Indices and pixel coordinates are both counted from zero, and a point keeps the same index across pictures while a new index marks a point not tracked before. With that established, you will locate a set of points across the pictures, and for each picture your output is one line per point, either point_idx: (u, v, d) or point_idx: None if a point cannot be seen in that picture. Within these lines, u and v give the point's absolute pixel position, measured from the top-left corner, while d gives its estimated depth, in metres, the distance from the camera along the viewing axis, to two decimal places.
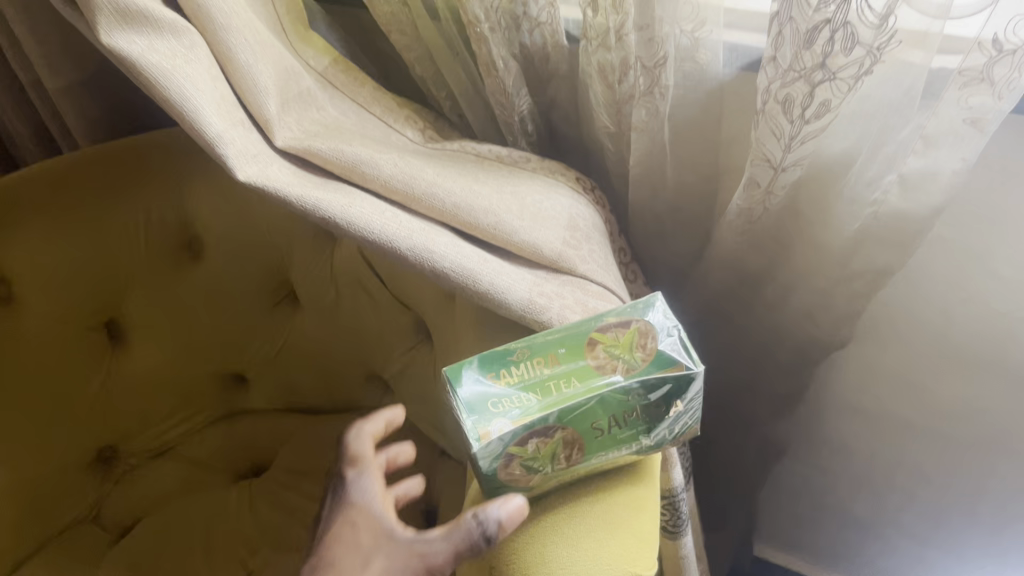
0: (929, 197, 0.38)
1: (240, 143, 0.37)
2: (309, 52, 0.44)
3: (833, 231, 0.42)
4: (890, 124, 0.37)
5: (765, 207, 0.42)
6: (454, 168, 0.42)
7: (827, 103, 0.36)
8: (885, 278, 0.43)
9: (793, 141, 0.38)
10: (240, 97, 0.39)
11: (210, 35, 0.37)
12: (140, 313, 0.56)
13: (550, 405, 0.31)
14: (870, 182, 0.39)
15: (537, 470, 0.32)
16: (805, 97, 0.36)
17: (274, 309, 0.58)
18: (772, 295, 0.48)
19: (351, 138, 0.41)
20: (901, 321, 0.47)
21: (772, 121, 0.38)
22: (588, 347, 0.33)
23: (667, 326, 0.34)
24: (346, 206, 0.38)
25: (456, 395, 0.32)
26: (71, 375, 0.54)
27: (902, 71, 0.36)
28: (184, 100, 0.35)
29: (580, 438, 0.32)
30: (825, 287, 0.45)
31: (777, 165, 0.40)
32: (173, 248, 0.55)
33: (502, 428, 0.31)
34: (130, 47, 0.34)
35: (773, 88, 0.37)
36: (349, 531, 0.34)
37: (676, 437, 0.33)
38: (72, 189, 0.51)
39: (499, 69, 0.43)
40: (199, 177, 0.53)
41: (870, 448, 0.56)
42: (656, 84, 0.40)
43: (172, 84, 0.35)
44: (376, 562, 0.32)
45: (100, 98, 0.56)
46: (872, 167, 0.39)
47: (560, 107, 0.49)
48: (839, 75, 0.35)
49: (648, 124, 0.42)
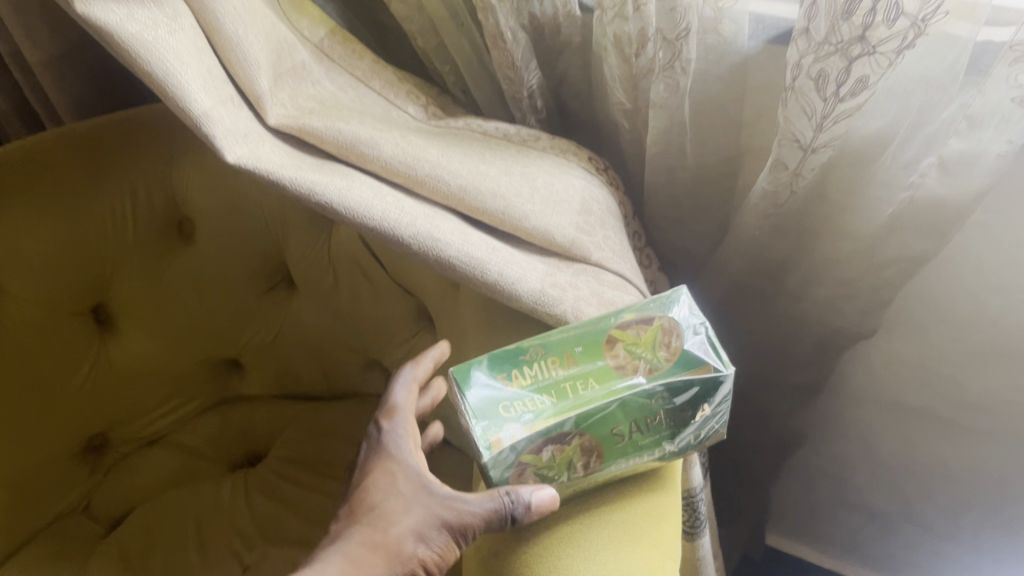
0: (970, 182, 0.36)
1: (229, 122, 0.35)
2: (303, 23, 0.41)
3: (864, 217, 0.40)
4: (929, 103, 0.35)
5: (792, 189, 0.40)
6: (459, 148, 0.40)
7: (865, 79, 0.34)
8: (918, 267, 0.40)
9: (825, 120, 0.35)
10: (229, 72, 0.36)
11: (195, 3, 0.34)
12: (129, 297, 0.53)
13: (565, 409, 0.30)
14: (905, 165, 0.37)
15: (553, 479, 0.31)
16: (841, 72, 0.34)
17: (267, 295, 0.56)
18: (794, 281, 0.46)
19: (350, 115, 0.38)
20: (930, 309, 0.45)
21: (802, 98, 0.35)
22: (606, 345, 0.32)
23: (694, 323, 0.33)
24: (343, 189, 0.35)
25: (465, 399, 0.31)
26: (59, 362, 0.51)
27: (947, 46, 0.33)
28: (166, 75, 0.32)
29: (598, 445, 0.31)
30: (853, 275, 0.42)
31: (806, 146, 0.37)
32: (162, 230, 0.52)
33: (514, 435, 0.30)
34: (107, 16, 0.31)
35: (805, 63, 0.34)
36: (385, 478, 0.32)
37: (701, 443, 0.32)
38: (55, 170, 0.48)
39: (507, 40, 0.40)
40: (187, 157, 0.50)
41: (890, 439, 0.54)
42: (676, 58, 0.37)
43: (153, 57, 0.32)
44: (410, 514, 0.31)
45: (84, 70, 0.53)
46: (908, 149, 0.37)
47: (571, 81, 0.46)
48: (879, 49, 0.33)
49: (667, 101, 0.39)
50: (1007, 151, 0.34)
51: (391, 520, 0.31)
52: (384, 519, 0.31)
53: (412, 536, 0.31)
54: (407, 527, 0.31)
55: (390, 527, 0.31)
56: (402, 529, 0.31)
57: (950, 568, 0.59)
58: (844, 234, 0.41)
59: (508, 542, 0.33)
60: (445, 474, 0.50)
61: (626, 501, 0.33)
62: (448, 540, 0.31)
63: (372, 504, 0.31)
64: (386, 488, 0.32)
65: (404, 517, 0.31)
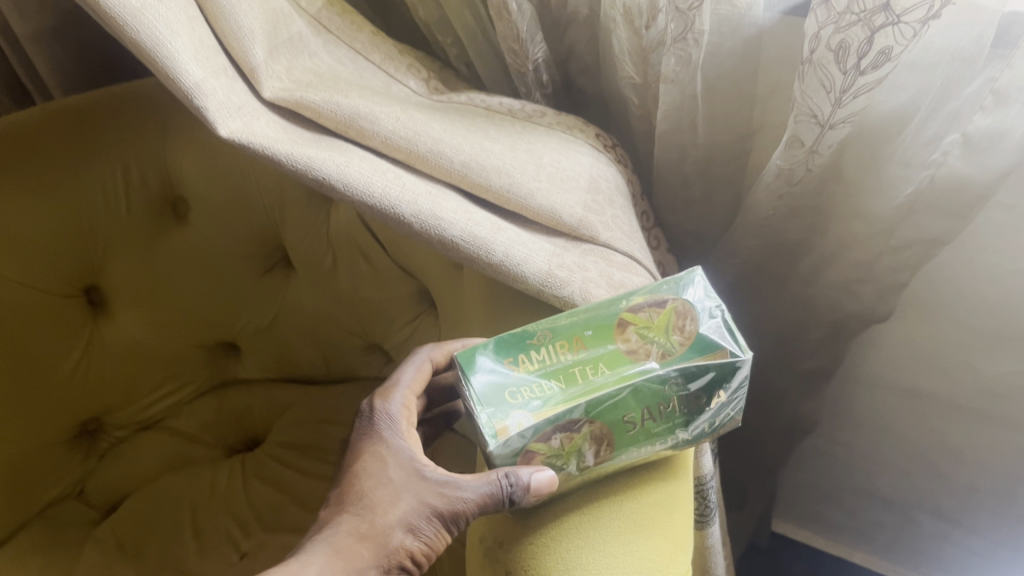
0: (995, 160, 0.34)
1: (223, 94, 0.33)
2: None
3: (882, 197, 0.38)
4: (954, 77, 0.33)
5: (807, 168, 0.38)
6: (462, 123, 0.38)
7: (887, 51, 0.32)
8: (938, 249, 0.39)
9: (844, 95, 0.34)
10: (222, 43, 0.35)
11: None
12: (123, 279, 0.52)
13: (576, 395, 0.29)
14: (927, 142, 0.35)
15: (561, 468, 0.29)
16: (863, 43, 0.32)
17: (265, 276, 0.54)
18: (807, 263, 0.44)
19: (348, 89, 0.37)
20: (947, 291, 0.43)
21: (820, 71, 0.34)
22: (617, 329, 0.31)
23: (710, 306, 0.31)
24: (342, 164, 0.34)
25: (470, 384, 0.29)
26: (51, 345, 0.50)
27: (974, 16, 0.31)
28: (155, 45, 0.31)
29: (609, 433, 0.29)
30: (869, 257, 0.41)
31: (823, 122, 0.35)
32: (157, 209, 0.51)
33: (522, 422, 0.28)
34: None
35: (824, 35, 0.33)
36: (375, 464, 0.31)
37: (716, 430, 0.31)
38: (43, 147, 0.46)
39: (512, 11, 0.39)
40: (181, 134, 0.49)
41: (901, 424, 0.53)
42: (689, 30, 0.36)
43: (141, 25, 0.30)
44: (400, 502, 0.30)
45: (74, 44, 0.51)
46: (931, 125, 0.35)
47: (578, 56, 0.44)
48: (904, 19, 0.31)
49: (679, 74, 0.38)
50: None
51: (380, 509, 0.30)
52: (373, 508, 0.30)
53: (401, 526, 0.30)
54: (396, 516, 0.30)
55: (378, 516, 0.30)
56: (391, 518, 0.30)
57: (960, 555, 0.58)
58: (860, 214, 0.40)
59: (513, 531, 0.32)
60: (447, 460, 0.49)
61: (643, 488, 0.32)
62: (437, 528, 0.30)
63: (361, 493, 0.31)
64: (376, 474, 0.31)
65: (394, 506, 0.30)
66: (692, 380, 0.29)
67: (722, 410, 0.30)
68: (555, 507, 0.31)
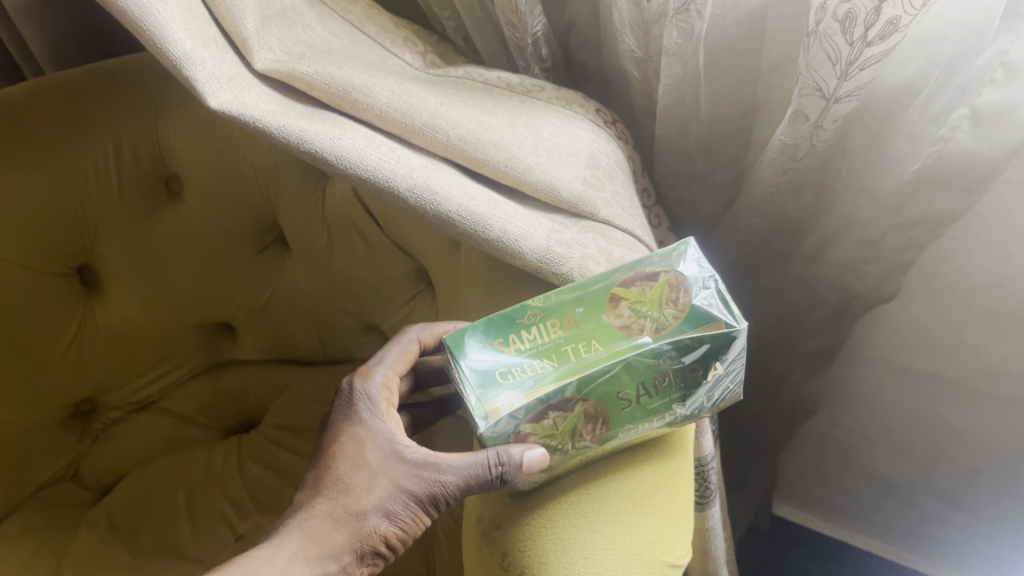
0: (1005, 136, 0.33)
1: (212, 65, 0.32)
2: None
3: (889, 174, 0.37)
4: (963, 50, 0.32)
5: (812, 143, 0.37)
6: (459, 97, 0.37)
7: (896, 21, 0.31)
8: (945, 228, 0.38)
9: (851, 67, 0.33)
10: (213, 13, 0.34)
11: None
12: (115, 258, 0.51)
13: (567, 374, 0.28)
14: (936, 117, 0.34)
15: (555, 449, 0.29)
16: (870, 13, 0.31)
17: (261, 255, 0.54)
18: (811, 244, 0.44)
19: (342, 61, 0.36)
20: (954, 271, 0.43)
21: (826, 43, 0.33)
22: (610, 304, 0.30)
23: (702, 277, 0.30)
24: (334, 137, 0.33)
25: (460, 365, 0.29)
26: (42, 325, 0.49)
27: None
28: (142, 13, 0.30)
29: (604, 411, 0.29)
30: (875, 236, 0.40)
31: (829, 96, 0.35)
32: (150, 187, 0.50)
33: (513, 404, 0.28)
34: None
35: (830, 4, 0.32)
36: (353, 446, 0.32)
37: (714, 405, 0.30)
38: (33, 122, 0.46)
39: None
40: (174, 110, 0.48)
41: (905, 406, 0.52)
42: (691, 1, 0.35)
43: None
44: (378, 486, 0.31)
45: (65, 19, 0.50)
46: (940, 98, 0.34)
47: (579, 30, 0.44)
48: None
49: (681, 47, 0.37)
50: None
51: (356, 493, 0.31)
52: (349, 493, 0.31)
53: (377, 511, 0.31)
54: (372, 500, 0.31)
55: (354, 500, 0.31)
56: (366, 503, 0.31)
57: (963, 539, 0.58)
58: (865, 190, 0.39)
59: (509, 513, 0.31)
60: (444, 442, 0.48)
61: (630, 461, 0.31)
62: (413, 510, 0.31)
63: (338, 476, 0.31)
64: (352, 458, 0.31)
65: (371, 490, 0.31)
66: (686, 352, 0.28)
67: (720, 381, 0.29)
68: (553, 488, 0.31)
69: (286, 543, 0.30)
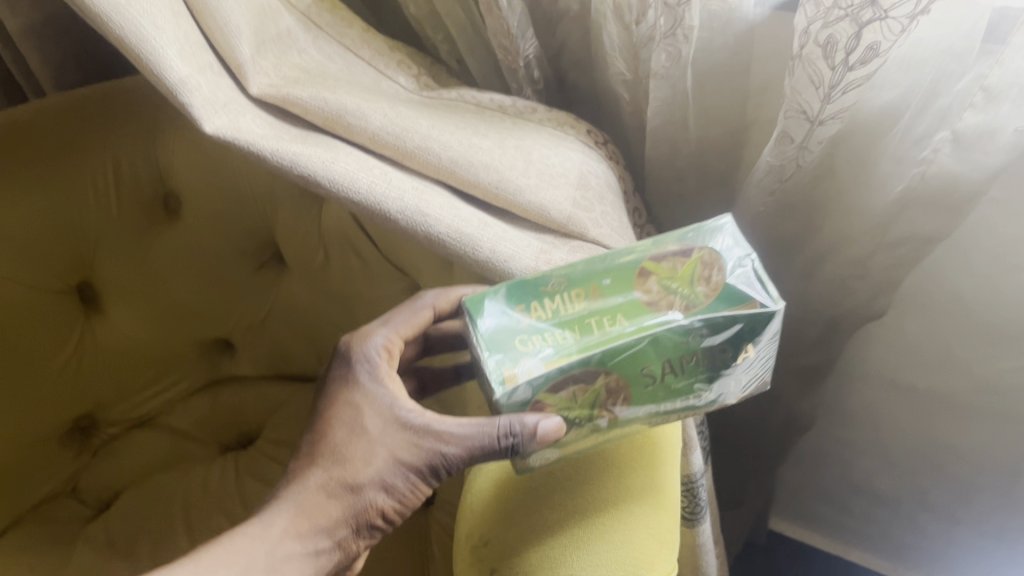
0: (987, 158, 0.34)
1: (208, 90, 0.33)
2: None
3: (875, 195, 0.38)
4: (941, 74, 0.33)
5: (798, 165, 0.38)
6: (451, 120, 0.38)
7: (876, 46, 0.32)
8: (931, 248, 0.39)
9: (834, 90, 0.34)
10: (209, 40, 0.35)
11: None
12: (115, 276, 0.52)
13: (591, 344, 0.28)
14: (918, 139, 0.35)
15: (573, 421, 0.29)
16: (850, 39, 0.32)
17: (258, 273, 0.54)
18: (802, 262, 0.44)
19: (337, 85, 0.37)
20: (943, 289, 0.43)
21: (810, 67, 0.34)
22: (639, 278, 0.30)
23: (739, 255, 0.30)
24: (327, 160, 0.34)
25: (481, 329, 0.29)
26: (42, 342, 0.50)
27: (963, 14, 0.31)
28: (139, 41, 0.31)
29: (625, 386, 0.29)
30: (863, 255, 0.41)
31: (813, 118, 0.35)
32: (148, 207, 0.51)
33: (531, 371, 0.27)
34: None
35: (813, 29, 0.32)
36: (352, 414, 0.32)
37: (736, 387, 0.30)
38: (34, 146, 0.47)
39: (502, 7, 0.38)
40: (173, 132, 0.49)
41: (898, 422, 0.53)
42: (678, 25, 0.35)
43: (126, 22, 0.30)
44: (376, 454, 0.32)
45: (67, 41, 0.51)
46: (922, 121, 0.35)
47: (571, 52, 0.44)
48: (891, 14, 0.31)
49: (669, 70, 0.37)
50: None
51: (353, 463, 0.32)
52: (347, 463, 0.32)
53: (374, 481, 0.31)
54: (370, 470, 0.31)
55: (352, 470, 0.32)
56: (364, 472, 0.31)
57: (957, 554, 0.58)
58: (852, 210, 0.40)
59: (499, 535, 0.32)
60: None
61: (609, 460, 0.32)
62: (411, 477, 0.32)
63: (336, 445, 0.32)
64: (350, 426, 0.32)
65: (369, 459, 0.32)
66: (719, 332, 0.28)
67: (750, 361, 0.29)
68: (541, 509, 0.32)
69: (281, 515, 0.31)
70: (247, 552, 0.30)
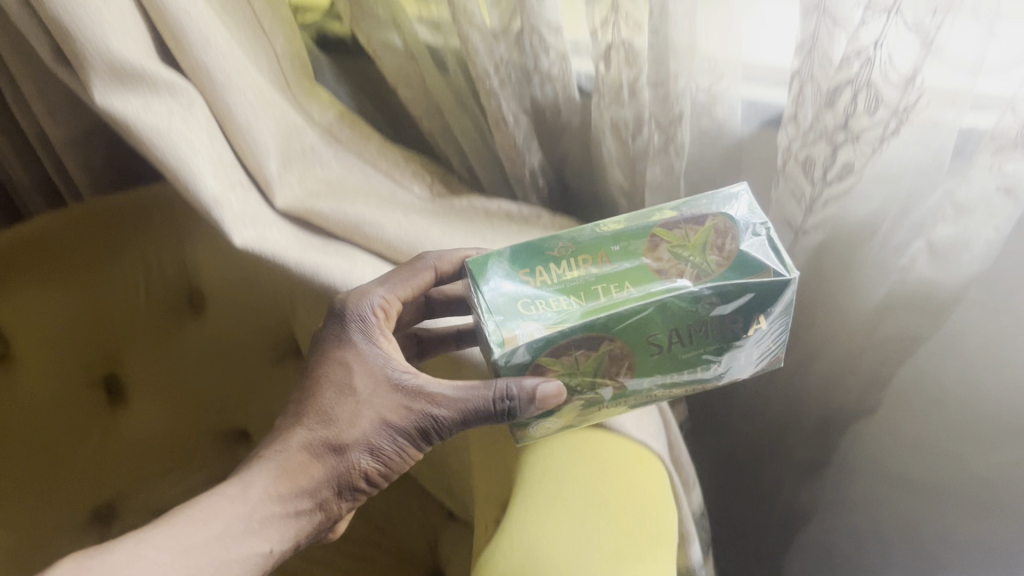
0: (960, 268, 0.36)
1: (238, 207, 0.37)
2: (314, 108, 0.42)
3: (860, 295, 0.41)
4: (916, 191, 0.36)
5: (785, 269, 0.41)
6: (461, 229, 0.41)
7: (851, 164, 0.34)
8: (914, 345, 0.41)
9: (814, 203, 0.36)
10: (239, 156, 0.38)
11: (210, 93, 0.36)
12: (141, 370, 0.54)
13: (594, 310, 0.29)
14: (896, 248, 0.39)
15: (575, 386, 0.31)
16: (828, 157, 0.34)
17: (276, 365, 0.56)
18: (795, 358, 0.46)
19: (355, 197, 0.40)
20: (931, 385, 0.45)
21: (792, 182, 0.37)
22: (649, 246, 0.32)
23: (752, 224, 0.31)
24: (347, 270, 0.38)
25: (485, 295, 0.31)
26: (69, 428, 0.53)
27: (932, 131, 0.33)
28: (180, 162, 0.35)
29: (631, 352, 0.31)
30: (853, 349, 0.43)
31: (797, 227, 0.38)
32: (174, 303, 0.53)
33: (532, 333, 0.29)
34: (124, 106, 0.34)
35: (793, 147, 0.36)
36: (343, 374, 0.35)
37: (744, 356, 0.32)
38: (71, 247, 0.50)
39: (509, 123, 0.42)
40: (198, 239, 0.51)
41: (899, 517, 0.53)
42: (670, 143, 0.38)
43: (166, 145, 0.35)
44: (364, 415, 0.34)
45: (105, 150, 0.55)
46: (899, 233, 0.39)
47: (573, 162, 0.48)
48: (862, 138, 0.33)
49: (663, 181, 0.40)
50: (995, 238, 0.34)
51: (342, 424, 0.34)
52: (335, 423, 0.34)
53: (360, 442, 0.34)
54: (357, 430, 0.34)
55: (340, 430, 0.34)
56: (351, 432, 0.34)
57: None
58: (840, 310, 0.42)
59: None
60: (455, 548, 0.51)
61: (603, 549, 0.33)
62: (396, 439, 0.34)
63: (325, 406, 0.35)
64: (341, 384, 0.35)
65: (356, 420, 0.34)
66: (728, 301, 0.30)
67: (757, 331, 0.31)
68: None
69: (264, 475, 0.34)
70: (228, 508, 0.33)
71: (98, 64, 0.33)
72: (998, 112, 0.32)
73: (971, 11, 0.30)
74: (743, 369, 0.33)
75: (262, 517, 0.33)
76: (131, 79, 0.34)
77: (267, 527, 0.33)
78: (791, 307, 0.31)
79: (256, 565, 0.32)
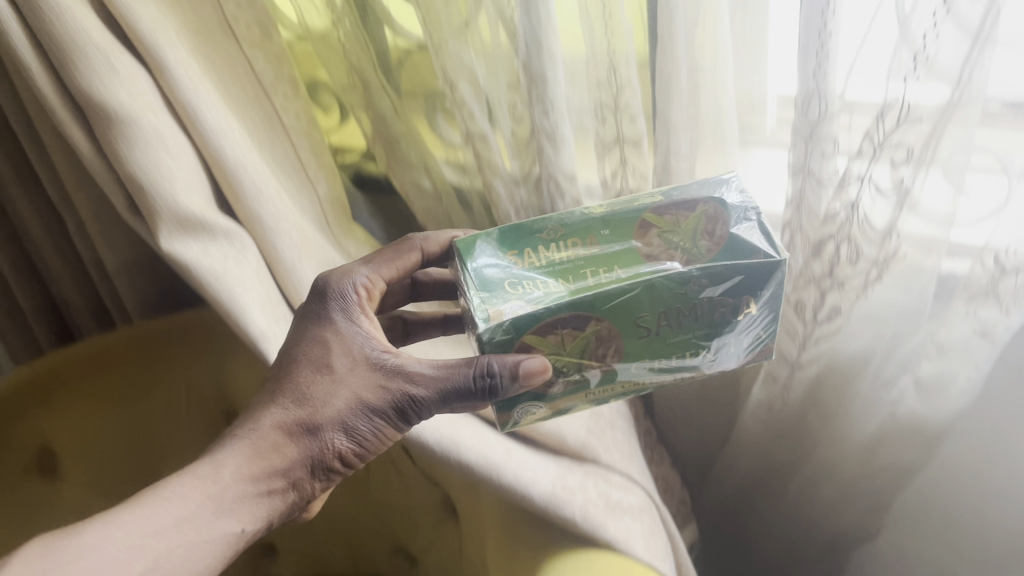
0: (947, 401, 0.39)
1: (283, 339, 0.41)
2: (349, 243, 0.47)
3: (857, 428, 0.43)
4: (900, 331, 0.39)
5: (784, 402, 0.44)
6: None
7: (838, 308, 0.38)
8: (908, 474, 0.44)
9: (807, 342, 0.40)
10: (284, 293, 0.43)
11: (261, 237, 0.41)
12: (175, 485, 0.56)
13: (581, 290, 0.31)
14: (886, 382, 0.41)
15: (563, 369, 0.33)
16: (817, 301, 0.38)
17: None
18: (801, 484, 0.49)
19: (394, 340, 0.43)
20: (931, 509, 0.47)
21: (787, 323, 0.40)
22: (639, 230, 0.34)
23: (744, 209, 0.34)
24: None
25: (477, 278, 0.33)
26: None
27: (913, 277, 0.37)
28: (231, 302, 0.40)
29: (618, 334, 0.32)
30: (851, 479, 0.46)
31: (793, 362, 0.41)
32: (212, 418, 0.57)
33: (516, 309, 0.31)
34: (186, 250, 0.40)
35: (786, 293, 0.39)
36: (321, 349, 0.37)
37: (738, 336, 0.34)
38: (117, 364, 0.54)
39: None
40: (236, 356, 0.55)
41: None
42: None
43: (222, 283, 0.40)
44: (342, 393, 0.36)
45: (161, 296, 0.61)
46: (887, 369, 0.41)
47: None
48: (848, 284, 0.37)
49: None
50: (975, 376, 0.37)
51: (319, 401, 0.36)
52: (312, 402, 0.36)
53: (336, 422, 0.36)
54: (332, 408, 0.36)
55: (317, 408, 0.36)
56: (328, 412, 0.36)
57: None
58: (836, 442, 0.45)
59: None
60: None
61: None
62: (368, 416, 0.36)
63: (303, 384, 0.36)
64: (319, 360, 0.36)
65: (333, 397, 0.36)
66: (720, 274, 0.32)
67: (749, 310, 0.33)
68: None
69: (236, 455, 0.35)
70: (201, 486, 0.34)
71: (165, 217, 0.40)
72: (969, 260, 0.35)
73: (941, 176, 0.33)
74: (740, 359, 0.35)
75: (233, 496, 0.34)
76: (193, 227, 0.40)
77: (237, 507, 0.34)
78: (777, 292, 0.33)
79: (227, 544, 0.34)
